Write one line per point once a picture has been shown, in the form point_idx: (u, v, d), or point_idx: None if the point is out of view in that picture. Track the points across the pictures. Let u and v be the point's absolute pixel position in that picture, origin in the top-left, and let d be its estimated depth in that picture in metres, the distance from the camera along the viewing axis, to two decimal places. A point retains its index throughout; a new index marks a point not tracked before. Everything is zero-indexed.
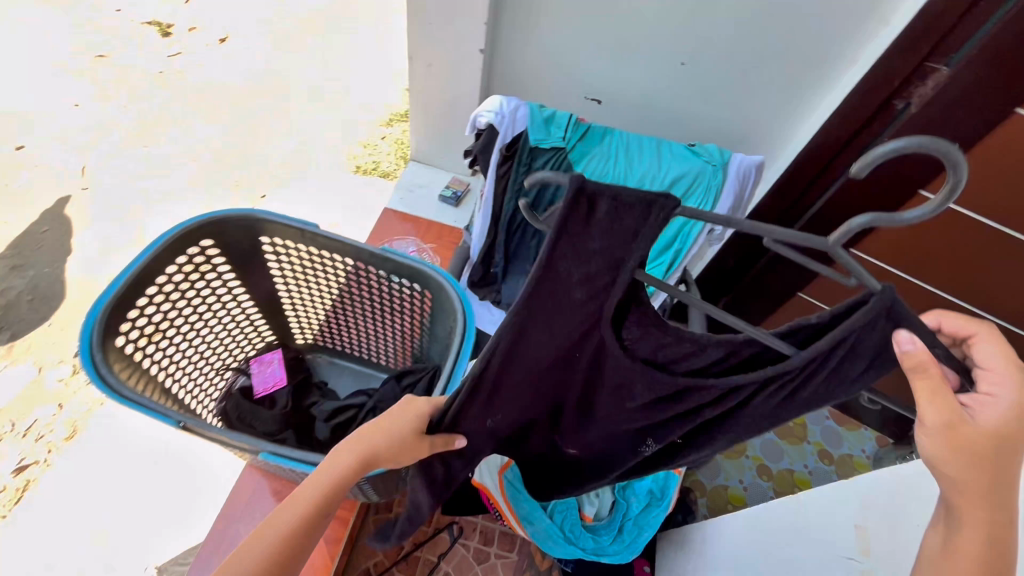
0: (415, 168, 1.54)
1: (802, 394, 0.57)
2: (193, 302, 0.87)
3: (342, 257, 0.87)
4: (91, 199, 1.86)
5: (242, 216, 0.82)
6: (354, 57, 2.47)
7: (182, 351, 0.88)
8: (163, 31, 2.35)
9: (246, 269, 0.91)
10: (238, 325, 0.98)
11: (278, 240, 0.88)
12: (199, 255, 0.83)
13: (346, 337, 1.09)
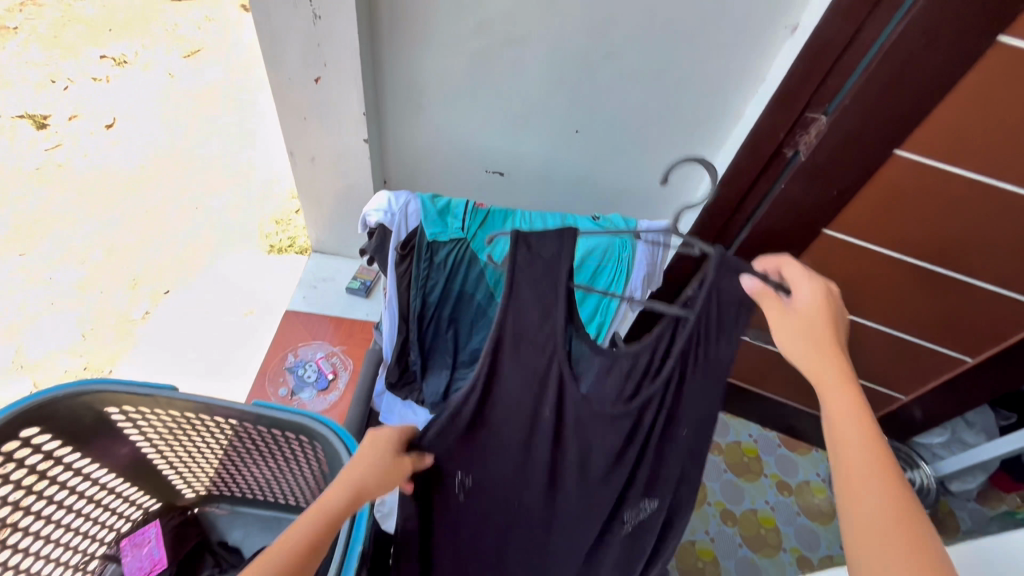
0: (319, 260, 1.44)
1: (693, 378, 0.83)
2: (23, 503, 0.73)
3: (212, 415, 0.76)
4: None
5: (75, 397, 0.70)
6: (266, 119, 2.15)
7: (16, 561, 0.74)
8: (38, 121, 1.78)
9: (95, 445, 0.78)
10: (99, 504, 0.84)
11: (130, 408, 0.76)
12: (23, 452, 0.69)
13: (246, 486, 0.96)
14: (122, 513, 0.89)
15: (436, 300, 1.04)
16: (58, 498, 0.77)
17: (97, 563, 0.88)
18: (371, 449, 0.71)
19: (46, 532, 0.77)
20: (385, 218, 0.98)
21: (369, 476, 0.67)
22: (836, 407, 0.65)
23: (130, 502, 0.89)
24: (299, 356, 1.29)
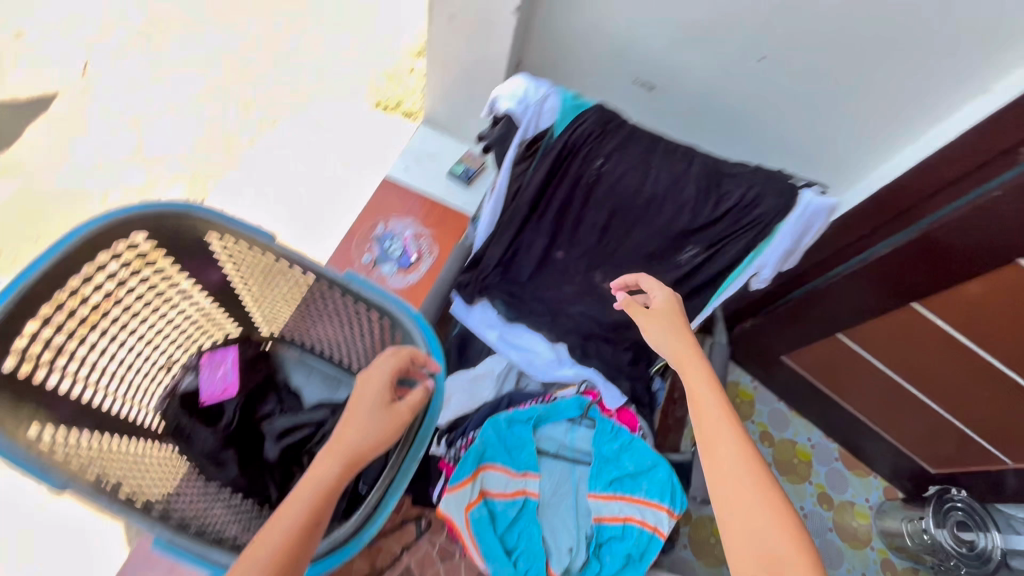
0: (427, 133, 1.33)
1: (724, 229, 0.90)
2: (123, 299, 0.76)
3: (302, 262, 0.77)
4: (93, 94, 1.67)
5: (176, 210, 0.71)
6: None
7: (112, 351, 0.78)
8: None
9: (191, 263, 0.81)
10: (186, 320, 0.88)
11: (225, 233, 0.77)
12: (126, 250, 0.72)
13: (317, 339, 0.98)
14: (207, 334, 0.93)
15: (542, 204, 0.98)
16: (152, 302, 0.81)
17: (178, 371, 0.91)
18: (370, 385, 0.68)
19: (138, 332, 0.81)
20: (516, 108, 0.86)
21: (387, 424, 0.65)
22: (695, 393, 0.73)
23: (212, 324, 0.93)
24: (389, 229, 1.20)
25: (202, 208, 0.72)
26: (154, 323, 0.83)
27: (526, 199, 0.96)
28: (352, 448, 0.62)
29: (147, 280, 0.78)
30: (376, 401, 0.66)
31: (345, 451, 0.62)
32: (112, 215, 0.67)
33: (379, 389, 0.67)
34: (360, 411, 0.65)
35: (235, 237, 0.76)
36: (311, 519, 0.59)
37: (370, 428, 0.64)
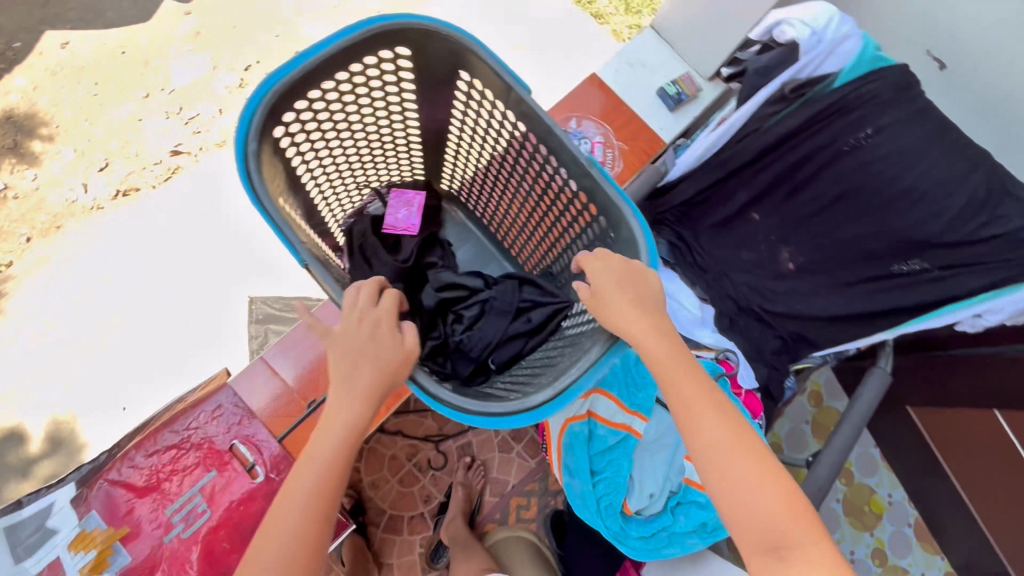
0: (648, 39, 1.22)
1: (975, 258, 0.77)
2: (363, 111, 0.73)
3: (539, 144, 0.69)
4: None
5: (452, 37, 0.63)
6: None
7: (333, 159, 0.76)
8: None
9: (428, 98, 0.75)
10: (395, 151, 0.85)
11: (476, 84, 0.69)
12: (388, 62, 0.67)
13: (492, 214, 0.96)
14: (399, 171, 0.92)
15: (768, 158, 0.90)
16: (379, 122, 0.77)
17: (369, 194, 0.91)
18: (350, 331, 0.50)
19: (357, 149, 0.79)
20: (809, 32, 0.79)
21: (375, 373, 0.49)
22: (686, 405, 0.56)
23: (409, 163, 0.90)
24: (581, 129, 1.15)
25: (479, 47, 0.63)
26: (371, 145, 0.80)
27: (755, 147, 0.89)
28: (348, 421, 0.49)
29: (388, 100, 0.74)
30: (363, 350, 0.50)
31: (335, 431, 0.49)
32: (391, 20, 0.61)
33: (381, 342, 0.50)
34: (341, 360, 0.50)
35: (487, 91, 0.68)
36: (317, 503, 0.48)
37: (354, 386, 0.49)
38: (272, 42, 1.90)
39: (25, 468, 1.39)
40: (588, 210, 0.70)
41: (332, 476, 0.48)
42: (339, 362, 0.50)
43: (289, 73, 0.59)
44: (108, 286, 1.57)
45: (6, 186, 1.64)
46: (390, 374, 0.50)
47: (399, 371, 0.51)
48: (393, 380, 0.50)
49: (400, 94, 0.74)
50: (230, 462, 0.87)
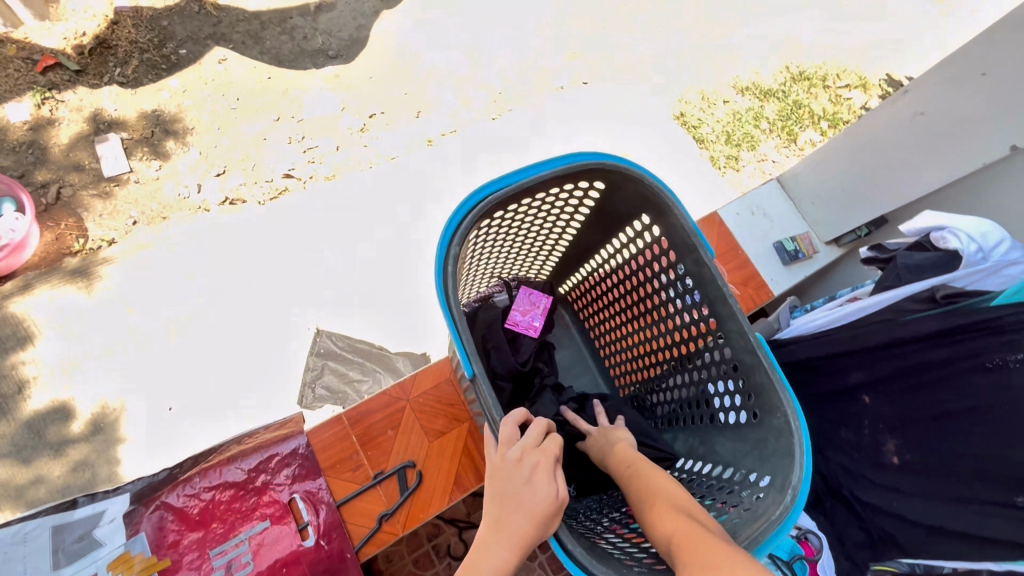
0: (772, 191, 1.26)
1: None
2: (535, 218, 0.79)
3: (698, 298, 0.71)
4: (479, 37, 2.20)
5: (650, 189, 0.68)
6: (729, 60, 2.41)
7: (490, 247, 0.82)
8: None
9: (596, 220, 0.80)
10: (538, 248, 0.91)
11: (651, 227, 0.73)
12: (579, 189, 0.73)
13: (602, 331, 0.97)
14: (533, 259, 0.96)
15: (892, 349, 0.87)
16: (542, 227, 0.82)
17: (499, 283, 1.01)
18: (511, 469, 0.56)
19: (512, 243, 0.85)
20: (976, 247, 0.79)
21: (530, 521, 0.53)
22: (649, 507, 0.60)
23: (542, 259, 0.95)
24: None
25: (676, 205, 0.67)
26: (524, 241, 0.86)
27: (886, 336, 0.87)
28: (494, 566, 0.50)
29: (559, 214, 0.79)
30: (518, 493, 0.54)
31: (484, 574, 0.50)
32: (606, 162, 0.66)
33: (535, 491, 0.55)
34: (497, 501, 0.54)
35: (661, 236, 0.72)
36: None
37: (512, 531, 0.52)
38: (400, 98, 2.04)
39: (58, 446, 1.38)
40: (732, 376, 0.70)
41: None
42: (495, 501, 0.55)
43: (505, 184, 0.64)
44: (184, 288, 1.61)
45: (131, 171, 1.76)
46: (543, 524, 0.53)
47: (549, 521, 0.54)
48: (545, 529, 0.53)
49: (573, 211, 0.79)
50: (286, 515, 0.83)
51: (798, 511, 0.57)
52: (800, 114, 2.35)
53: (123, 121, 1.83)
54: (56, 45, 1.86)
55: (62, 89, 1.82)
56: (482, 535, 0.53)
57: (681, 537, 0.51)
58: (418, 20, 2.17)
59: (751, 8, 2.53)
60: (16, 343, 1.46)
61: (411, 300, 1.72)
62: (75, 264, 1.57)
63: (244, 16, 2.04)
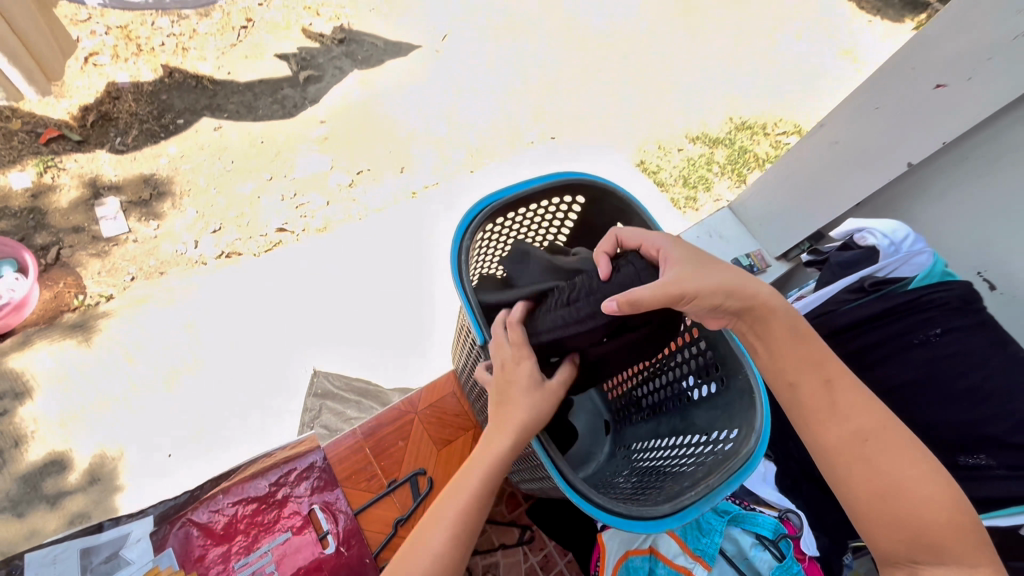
0: (725, 218, 1.44)
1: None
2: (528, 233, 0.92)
3: None
4: (455, 103, 2.43)
5: (623, 200, 0.82)
6: (679, 115, 2.71)
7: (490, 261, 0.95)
8: (566, 35, 2.82)
9: (579, 232, 0.92)
10: None
11: None
12: (565, 204, 0.86)
13: None
14: None
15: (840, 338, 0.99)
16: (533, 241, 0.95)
17: None
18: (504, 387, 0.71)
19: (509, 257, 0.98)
20: (888, 241, 0.96)
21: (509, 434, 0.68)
22: (864, 455, 0.67)
23: None
24: None
25: (645, 212, 0.81)
26: None
27: (832, 323, 0.99)
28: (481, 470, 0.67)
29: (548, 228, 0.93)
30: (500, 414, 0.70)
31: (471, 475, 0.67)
32: (586, 179, 0.80)
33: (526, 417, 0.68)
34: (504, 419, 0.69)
35: None
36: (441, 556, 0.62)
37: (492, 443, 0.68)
38: (384, 156, 2.22)
39: (55, 498, 1.38)
40: (703, 355, 0.82)
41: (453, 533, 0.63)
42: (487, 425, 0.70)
43: (504, 197, 0.78)
44: (182, 337, 1.66)
45: (129, 230, 1.84)
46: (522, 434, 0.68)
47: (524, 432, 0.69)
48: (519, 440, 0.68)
49: (561, 226, 0.92)
50: (307, 525, 0.88)
51: (757, 456, 0.68)
52: (747, 158, 2.62)
53: (122, 184, 1.93)
54: (59, 119, 1.98)
55: (64, 157, 1.93)
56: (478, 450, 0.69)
57: (934, 527, 0.62)
58: (400, 89, 2.40)
59: (692, 76, 2.91)
60: (15, 397, 1.48)
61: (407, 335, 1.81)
62: (74, 319, 1.62)
63: (238, 88, 2.22)
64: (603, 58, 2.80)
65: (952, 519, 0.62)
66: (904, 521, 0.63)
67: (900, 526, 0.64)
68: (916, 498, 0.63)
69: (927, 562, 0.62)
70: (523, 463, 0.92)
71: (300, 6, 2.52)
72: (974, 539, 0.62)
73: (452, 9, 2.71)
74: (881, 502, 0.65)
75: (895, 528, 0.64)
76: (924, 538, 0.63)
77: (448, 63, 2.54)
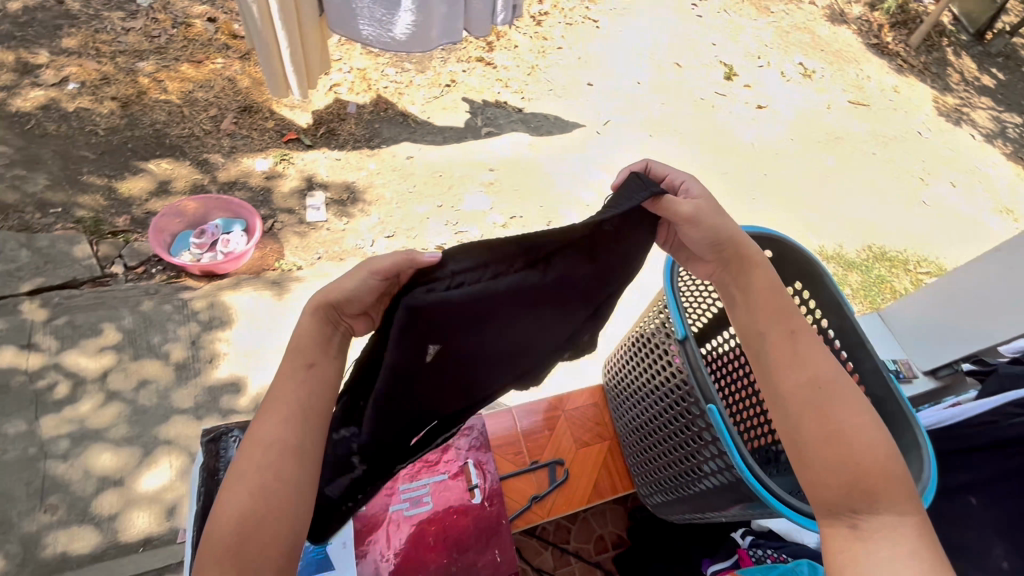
0: (871, 324, 1.50)
1: None
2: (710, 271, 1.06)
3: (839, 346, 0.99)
4: (609, 179, 2.70)
5: (812, 264, 0.99)
6: (816, 234, 2.81)
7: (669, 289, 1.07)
8: (718, 142, 3.06)
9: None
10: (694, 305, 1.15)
11: (802, 293, 1.02)
12: None
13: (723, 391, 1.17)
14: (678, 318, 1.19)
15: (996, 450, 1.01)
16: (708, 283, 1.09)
17: None
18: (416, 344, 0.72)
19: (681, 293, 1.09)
20: None
21: (311, 345, 0.75)
22: (820, 407, 0.72)
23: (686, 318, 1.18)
24: None
25: (830, 279, 0.97)
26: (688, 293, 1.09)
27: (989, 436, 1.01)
28: (297, 386, 0.73)
29: None
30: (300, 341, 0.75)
31: (291, 394, 0.72)
32: (783, 237, 0.97)
33: (299, 328, 0.76)
34: (296, 341, 0.75)
35: (812, 302, 1.01)
36: (265, 466, 0.67)
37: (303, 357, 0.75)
38: (537, 209, 2.49)
39: (226, 413, 1.63)
40: None
41: (266, 449, 0.68)
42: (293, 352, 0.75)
43: None
44: None
45: (326, 221, 2.20)
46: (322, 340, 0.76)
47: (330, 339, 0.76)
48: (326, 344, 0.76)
49: None
50: (461, 473, 1.02)
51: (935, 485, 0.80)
52: (882, 288, 2.70)
53: (330, 184, 2.30)
54: (299, 126, 2.40)
55: (296, 155, 2.32)
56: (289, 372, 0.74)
57: (872, 478, 0.67)
58: (563, 157, 2.72)
59: (836, 199, 3.01)
60: (220, 324, 1.78)
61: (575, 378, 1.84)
62: (274, 277, 1.95)
63: (432, 129, 2.62)
64: (750, 168, 2.99)
65: (889, 472, 0.68)
66: (847, 467, 0.68)
67: (847, 471, 0.68)
68: (861, 449, 0.69)
69: (864, 510, 0.66)
70: (668, 469, 1.02)
71: (494, 76, 2.93)
72: (904, 492, 0.68)
73: (617, 102, 3.06)
74: (835, 450, 0.69)
75: (839, 470, 0.69)
76: (863, 486, 0.67)
77: (608, 145, 2.85)
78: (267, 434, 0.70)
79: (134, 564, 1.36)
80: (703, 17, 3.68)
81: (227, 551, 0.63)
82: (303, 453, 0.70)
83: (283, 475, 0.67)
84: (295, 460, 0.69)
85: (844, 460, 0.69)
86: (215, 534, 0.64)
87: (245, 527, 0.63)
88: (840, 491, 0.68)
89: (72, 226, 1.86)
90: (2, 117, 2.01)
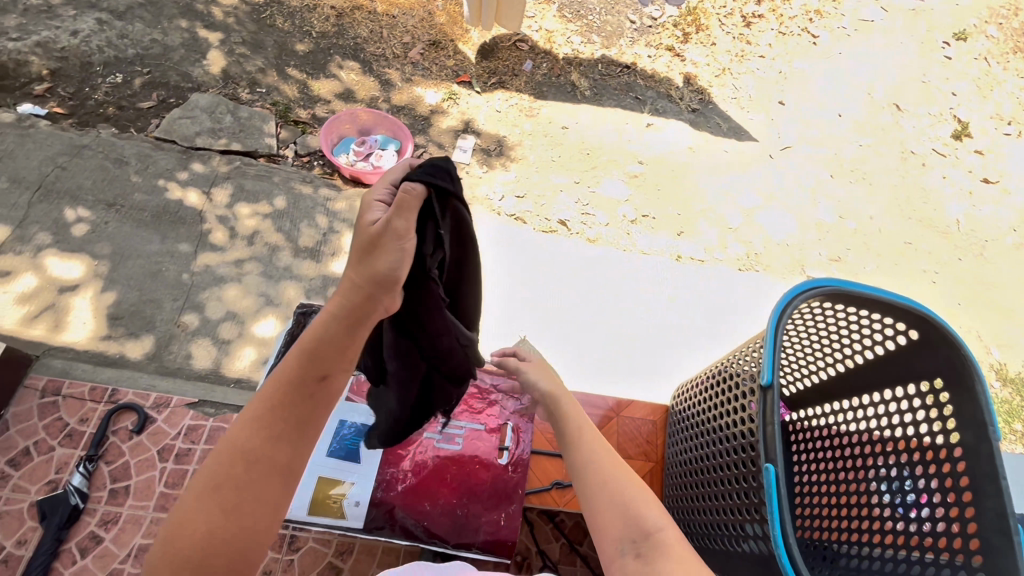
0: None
1: None
2: (844, 326, 0.98)
3: (963, 469, 0.81)
4: (763, 213, 2.44)
5: (962, 359, 0.82)
6: (1004, 348, 2.32)
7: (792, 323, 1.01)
8: (914, 205, 2.61)
9: (884, 367, 0.94)
10: (818, 359, 1.06)
11: (940, 390, 0.86)
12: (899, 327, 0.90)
13: (813, 467, 1.04)
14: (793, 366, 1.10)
15: None
16: (838, 340, 1.00)
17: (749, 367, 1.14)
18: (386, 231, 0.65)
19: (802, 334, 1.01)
20: None
21: (278, 390, 0.65)
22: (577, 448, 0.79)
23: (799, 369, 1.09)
24: None
25: (981, 387, 0.80)
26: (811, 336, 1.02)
27: None
28: (239, 444, 0.63)
29: (865, 338, 0.97)
30: (272, 385, 0.66)
31: (234, 450, 0.62)
32: (938, 320, 0.83)
33: (331, 325, 0.67)
34: (310, 344, 0.67)
35: (948, 405, 0.85)
36: (242, 485, 0.61)
37: (253, 412, 0.65)
38: (673, 216, 2.35)
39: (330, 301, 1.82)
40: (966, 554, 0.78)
41: (220, 520, 0.60)
42: (257, 402, 0.65)
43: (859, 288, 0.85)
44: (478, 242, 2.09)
45: (468, 164, 2.27)
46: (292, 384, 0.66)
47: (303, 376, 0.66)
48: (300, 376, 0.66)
49: (872, 345, 0.96)
50: (498, 431, 1.12)
51: None
52: None
53: (483, 132, 2.37)
54: (474, 70, 2.49)
55: (462, 96, 2.42)
56: (242, 425, 0.64)
57: (638, 511, 0.69)
58: (720, 169, 2.51)
59: None
60: (349, 225, 1.96)
61: (633, 352, 1.98)
62: None
63: (596, 105, 2.56)
64: (940, 245, 2.53)
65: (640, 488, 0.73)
66: (611, 500, 0.71)
67: (593, 493, 0.73)
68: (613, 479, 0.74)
69: (644, 544, 0.66)
70: (703, 514, 0.96)
71: (679, 68, 2.76)
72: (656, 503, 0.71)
73: (808, 130, 2.73)
74: (600, 483, 0.73)
75: (608, 512, 0.70)
76: (636, 520, 0.68)
77: (776, 174, 2.57)
78: (196, 507, 0.60)
79: (225, 395, 1.59)
80: (952, 60, 3.09)
81: (185, 563, 0.58)
82: (244, 509, 0.61)
83: (261, 499, 0.62)
84: (270, 481, 0.63)
85: (589, 485, 0.74)
86: (175, 544, 0.59)
87: (211, 549, 0.59)
88: (613, 531, 0.69)
89: (268, 107, 2.16)
90: (247, 5, 2.37)
